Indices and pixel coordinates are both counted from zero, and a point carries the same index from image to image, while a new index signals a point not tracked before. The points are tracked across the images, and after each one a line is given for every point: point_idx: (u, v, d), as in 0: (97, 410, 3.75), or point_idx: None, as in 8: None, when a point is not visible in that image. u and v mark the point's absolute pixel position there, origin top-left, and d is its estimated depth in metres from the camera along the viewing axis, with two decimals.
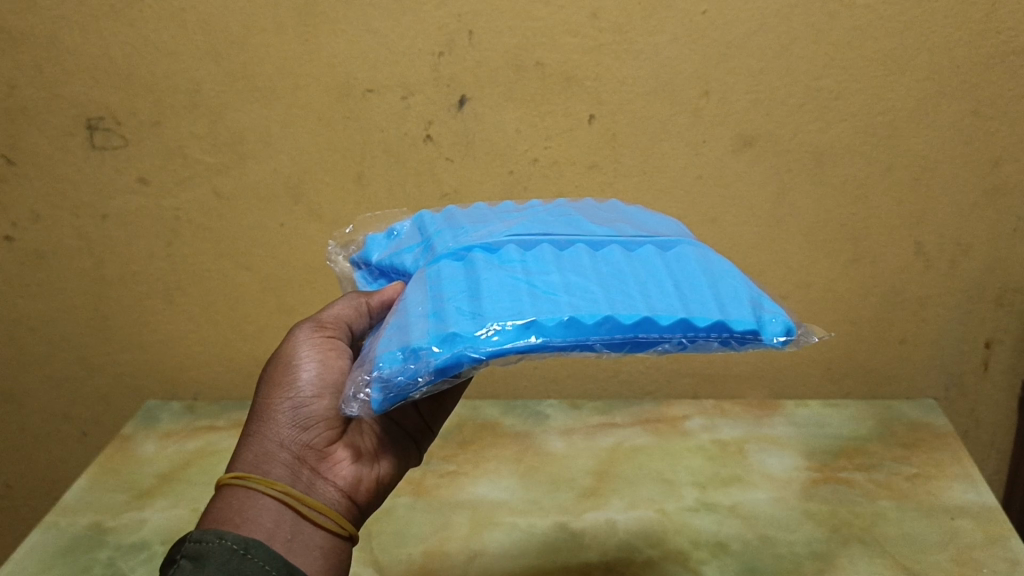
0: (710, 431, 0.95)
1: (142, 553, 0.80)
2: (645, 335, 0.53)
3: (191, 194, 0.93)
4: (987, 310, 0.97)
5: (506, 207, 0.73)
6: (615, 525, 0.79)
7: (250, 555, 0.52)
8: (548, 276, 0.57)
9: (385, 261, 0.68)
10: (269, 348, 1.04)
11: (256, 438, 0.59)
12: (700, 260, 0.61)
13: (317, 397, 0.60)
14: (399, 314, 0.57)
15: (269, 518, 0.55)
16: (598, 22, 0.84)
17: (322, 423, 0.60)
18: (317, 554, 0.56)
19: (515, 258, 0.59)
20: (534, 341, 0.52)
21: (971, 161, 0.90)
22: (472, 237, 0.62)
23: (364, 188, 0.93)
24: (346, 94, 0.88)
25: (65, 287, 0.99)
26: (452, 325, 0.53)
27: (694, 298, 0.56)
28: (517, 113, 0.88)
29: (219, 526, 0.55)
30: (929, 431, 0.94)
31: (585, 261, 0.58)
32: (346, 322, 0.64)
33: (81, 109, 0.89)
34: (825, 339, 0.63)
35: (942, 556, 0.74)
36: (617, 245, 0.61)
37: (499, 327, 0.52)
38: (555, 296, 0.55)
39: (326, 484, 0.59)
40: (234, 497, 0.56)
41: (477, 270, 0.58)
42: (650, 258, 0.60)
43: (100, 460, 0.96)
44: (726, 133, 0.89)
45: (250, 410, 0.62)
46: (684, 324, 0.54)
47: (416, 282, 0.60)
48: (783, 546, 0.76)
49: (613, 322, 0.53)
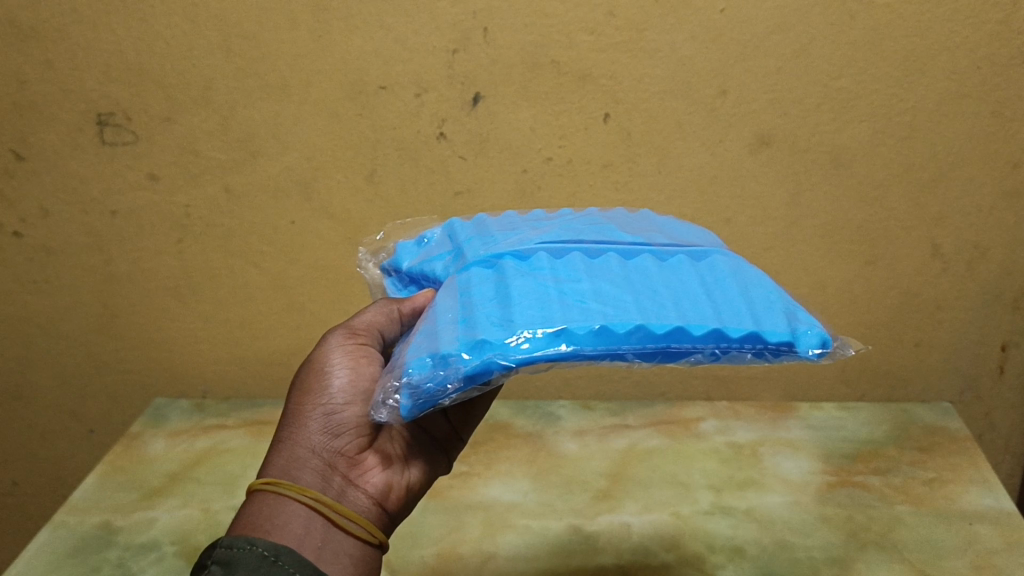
0: (723, 433, 0.94)
1: (152, 553, 0.79)
2: (677, 346, 0.53)
3: (201, 191, 0.93)
4: (1004, 313, 0.96)
5: (535, 215, 0.73)
6: (630, 528, 0.79)
7: (280, 562, 0.53)
8: (579, 283, 0.56)
9: (416, 269, 0.68)
10: (278, 347, 1.03)
11: (287, 445, 0.58)
12: (732, 272, 0.61)
13: (349, 404, 0.59)
14: (428, 322, 0.56)
15: (298, 524, 0.55)
16: (615, 20, 0.83)
17: (353, 431, 0.59)
18: (347, 562, 0.55)
19: (545, 265, 0.58)
20: (565, 350, 0.51)
21: (989, 163, 0.89)
22: (502, 245, 0.62)
23: (377, 186, 0.92)
24: (359, 91, 0.87)
25: (74, 284, 0.99)
26: (481, 332, 0.52)
27: (726, 310, 0.56)
28: (532, 111, 0.87)
29: (250, 531, 0.55)
30: (945, 435, 0.93)
31: (616, 270, 0.58)
32: (377, 329, 0.64)
33: (91, 105, 0.88)
34: (860, 351, 0.62)
35: (961, 562, 0.73)
36: (648, 254, 0.61)
37: (530, 335, 0.51)
38: (586, 304, 0.54)
39: (356, 492, 0.58)
40: (265, 502, 0.56)
41: (506, 276, 0.57)
42: (681, 269, 0.60)
43: (109, 459, 0.95)
44: (743, 133, 0.88)
45: (281, 415, 0.61)
46: (717, 335, 0.53)
47: (445, 290, 0.59)
48: (800, 551, 0.75)
49: (645, 332, 0.52)
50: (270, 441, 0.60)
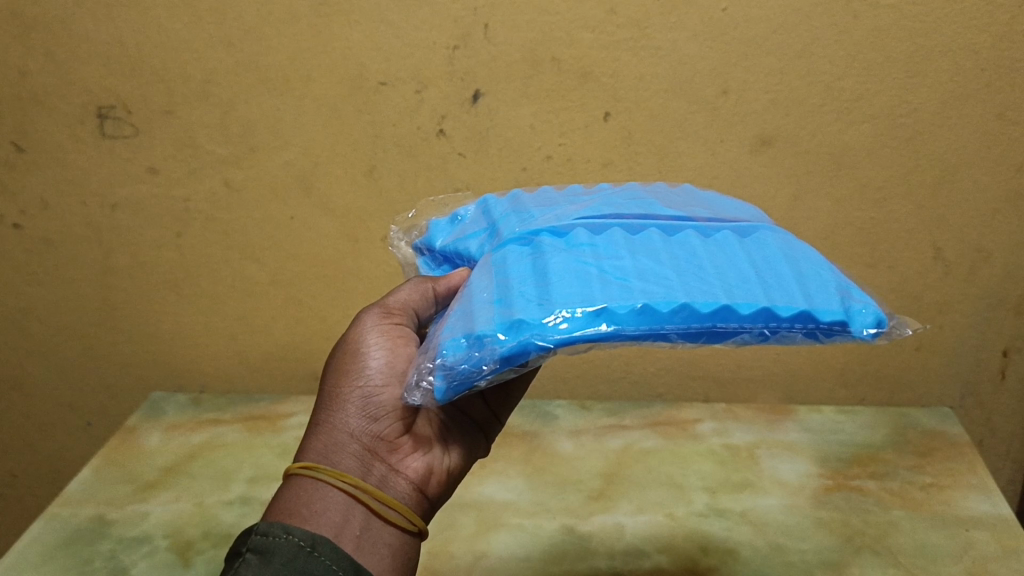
0: (720, 435, 0.93)
1: (144, 546, 0.79)
2: (723, 325, 0.52)
3: (201, 184, 0.93)
4: (1006, 318, 0.95)
5: (573, 191, 0.72)
6: (624, 529, 0.78)
7: (316, 553, 0.52)
8: (620, 261, 0.55)
9: (450, 246, 0.67)
10: (275, 342, 1.03)
11: (325, 428, 0.58)
12: (781, 247, 0.59)
13: (387, 386, 0.58)
14: (463, 301, 0.56)
15: (337, 512, 0.55)
16: (616, 18, 0.82)
17: (392, 413, 0.58)
18: (386, 552, 0.55)
19: (583, 241, 0.58)
20: (606, 329, 0.51)
21: (994, 166, 0.88)
22: (539, 222, 0.61)
23: (376, 182, 0.92)
24: (359, 87, 0.87)
25: (72, 276, 0.99)
26: (518, 311, 0.52)
27: (775, 287, 0.54)
28: (532, 109, 0.87)
29: (286, 518, 0.54)
30: (944, 441, 0.92)
31: (659, 246, 0.57)
32: (412, 308, 0.63)
33: (92, 97, 0.88)
34: (918, 330, 0.60)
35: (956, 568, 0.73)
36: (692, 230, 0.60)
37: (569, 314, 0.51)
38: (626, 282, 0.53)
39: (397, 477, 0.58)
40: (303, 489, 0.56)
41: (544, 254, 0.57)
42: (727, 245, 0.59)
43: (105, 452, 0.95)
44: (744, 133, 0.87)
45: (318, 397, 0.61)
46: (766, 314, 0.52)
47: (481, 268, 0.59)
48: (795, 555, 0.74)
49: (689, 311, 0.51)
50: (308, 424, 0.59)
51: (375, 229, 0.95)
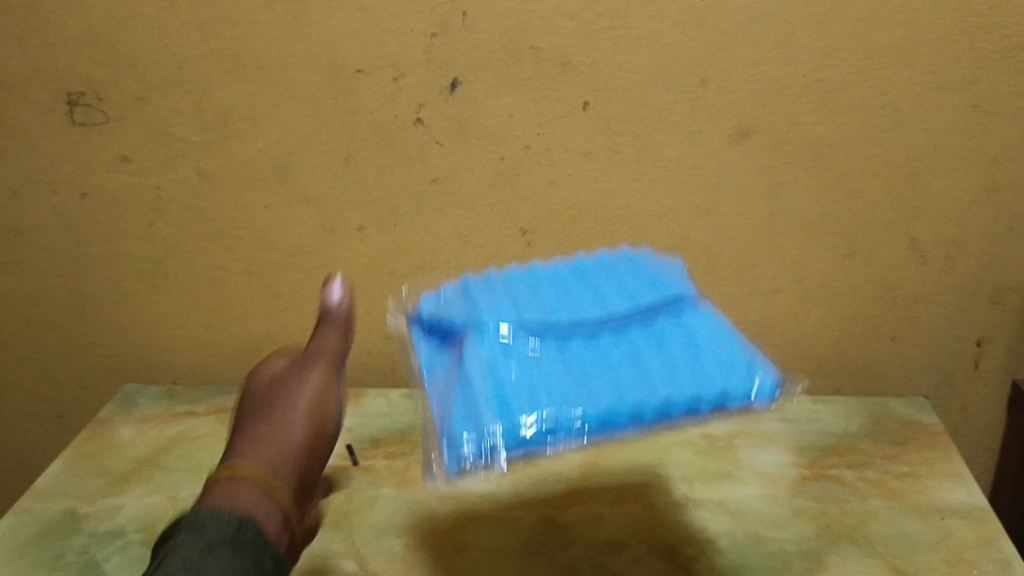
0: (699, 425, 0.92)
1: (118, 541, 0.78)
2: (671, 418, 0.56)
3: (174, 173, 0.91)
4: (981, 308, 0.96)
5: (513, 273, 0.74)
6: (603, 519, 0.78)
7: (213, 556, 0.56)
8: (571, 376, 0.60)
9: (430, 318, 0.67)
10: (252, 332, 1.01)
11: (250, 440, 0.67)
12: (705, 330, 0.65)
13: (295, 423, 0.68)
14: (435, 398, 0.60)
15: (245, 500, 0.62)
16: (596, 7, 0.82)
17: (294, 444, 0.67)
18: (280, 537, 0.63)
19: (537, 358, 0.62)
20: (574, 432, 0.55)
21: (969, 157, 0.88)
22: (492, 320, 0.65)
23: (353, 171, 0.91)
24: (336, 74, 0.86)
25: (43, 265, 0.97)
26: (493, 421, 0.56)
27: (712, 369, 0.59)
28: (511, 97, 0.87)
29: (209, 503, 0.62)
30: (920, 430, 0.92)
31: (606, 355, 0.62)
32: (334, 348, 0.73)
33: (62, 83, 0.87)
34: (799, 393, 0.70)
35: (932, 556, 0.73)
36: (631, 326, 0.65)
37: (537, 421, 0.55)
38: (579, 391, 0.58)
39: (283, 477, 0.66)
40: (222, 488, 0.63)
41: (502, 368, 0.61)
42: (659, 340, 0.64)
43: (77, 444, 0.92)
44: (723, 124, 0.87)
45: (241, 411, 0.71)
46: (711, 398, 0.57)
47: (446, 372, 0.62)
48: (772, 544, 0.74)
49: (645, 415, 0.56)
50: (231, 430, 0.70)
51: (351, 218, 0.93)
